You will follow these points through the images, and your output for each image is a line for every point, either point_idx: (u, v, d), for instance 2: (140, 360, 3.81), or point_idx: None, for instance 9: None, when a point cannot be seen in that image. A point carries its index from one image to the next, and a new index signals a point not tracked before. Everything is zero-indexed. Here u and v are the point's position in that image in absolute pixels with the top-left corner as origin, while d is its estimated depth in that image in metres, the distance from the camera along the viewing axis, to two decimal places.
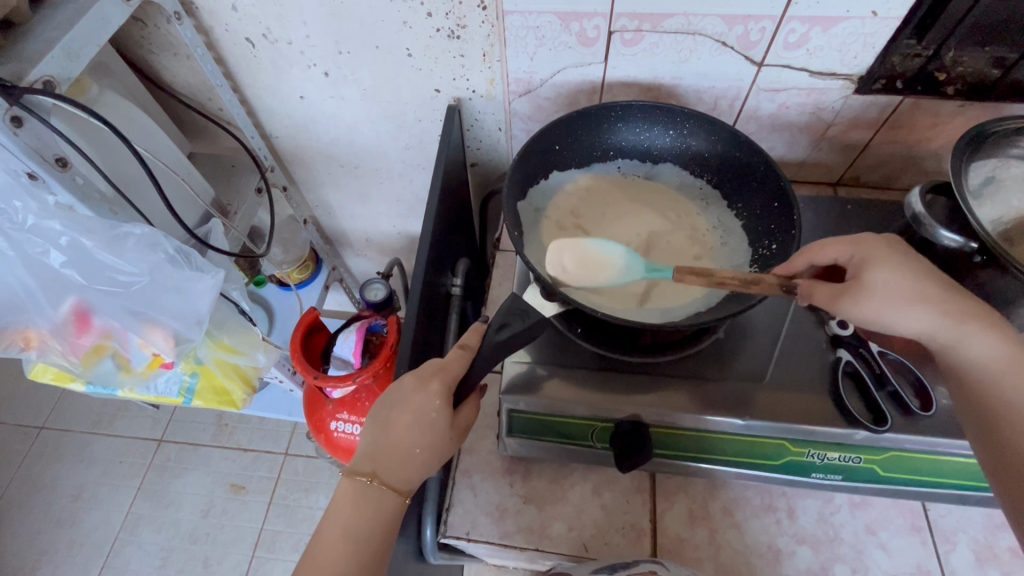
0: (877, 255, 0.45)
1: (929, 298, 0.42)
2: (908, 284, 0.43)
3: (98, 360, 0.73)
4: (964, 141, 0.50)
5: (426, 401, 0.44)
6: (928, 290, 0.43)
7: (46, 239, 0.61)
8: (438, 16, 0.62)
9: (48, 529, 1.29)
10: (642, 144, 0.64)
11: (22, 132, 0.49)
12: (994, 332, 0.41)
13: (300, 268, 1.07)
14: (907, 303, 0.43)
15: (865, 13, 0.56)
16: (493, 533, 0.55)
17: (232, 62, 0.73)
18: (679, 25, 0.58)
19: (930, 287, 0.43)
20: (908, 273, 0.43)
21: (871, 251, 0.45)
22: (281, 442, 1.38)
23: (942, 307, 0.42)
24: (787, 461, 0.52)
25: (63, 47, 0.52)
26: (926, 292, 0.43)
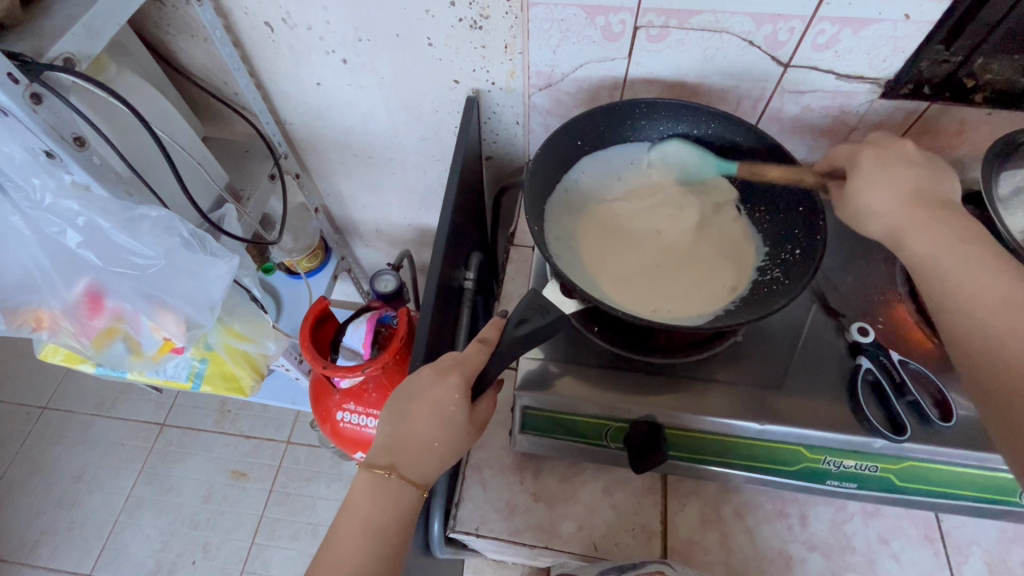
0: (863, 159, 0.50)
1: (889, 199, 0.47)
2: (874, 189, 0.48)
3: (110, 343, 0.73)
4: (992, 150, 0.50)
5: (445, 394, 0.44)
6: (892, 185, 0.48)
7: (62, 219, 0.60)
8: (462, 5, 0.62)
9: (48, 509, 1.29)
10: (666, 143, 0.63)
11: (41, 109, 0.48)
12: (939, 230, 0.44)
13: (309, 257, 1.06)
14: (871, 209, 0.48)
15: (897, 16, 0.55)
16: (503, 529, 0.54)
17: (250, 46, 0.72)
18: (706, 23, 0.58)
19: (901, 188, 0.47)
20: (882, 181, 0.48)
21: (857, 157, 0.51)
22: (283, 430, 1.38)
23: (896, 206, 0.46)
24: (803, 467, 0.51)
25: (84, 25, 0.51)
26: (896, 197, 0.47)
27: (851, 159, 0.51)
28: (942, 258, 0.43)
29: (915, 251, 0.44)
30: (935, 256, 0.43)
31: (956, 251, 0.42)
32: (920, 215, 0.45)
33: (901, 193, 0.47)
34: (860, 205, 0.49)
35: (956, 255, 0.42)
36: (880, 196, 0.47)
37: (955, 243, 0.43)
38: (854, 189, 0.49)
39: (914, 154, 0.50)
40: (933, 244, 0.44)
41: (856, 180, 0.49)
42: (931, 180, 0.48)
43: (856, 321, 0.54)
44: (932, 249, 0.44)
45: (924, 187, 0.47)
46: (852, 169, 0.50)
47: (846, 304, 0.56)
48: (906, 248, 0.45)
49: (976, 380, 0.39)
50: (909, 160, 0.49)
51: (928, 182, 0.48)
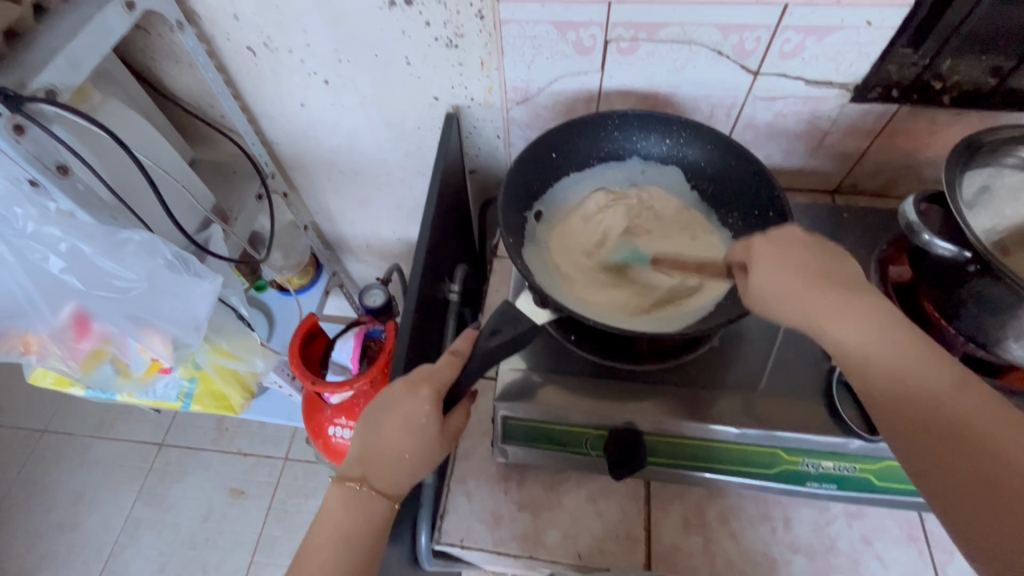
0: (754, 248, 0.45)
1: (793, 289, 0.42)
2: (777, 275, 0.43)
3: (97, 365, 0.74)
4: (959, 149, 0.50)
5: (417, 406, 0.44)
6: (785, 274, 0.43)
7: (45, 245, 0.62)
8: (436, 25, 0.63)
9: (48, 533, 1.30)
10: (639, 152, 0.64)
11: (24, 139, 0.50)
12: (857, 310, 0.39)
13: (300, 274, 1.09)
14: (766, 297, 0.43)
15: (860, 23, 0.56)
16: (487, 540, 0.55)
17: (234, 70, 0.73)
18: (674, 35, 0.59)
19: (794, 275, 0.42)
20: (781, 266, 0.43)
21: (751, 249, 0.46)
22: (281, 447, 1.38)
23: (797, 290, 0.41)
24: (783, 470, 0.52)
25: (66, 56, 0.53)
26: (792, 279, 0.42)
27: (747, 251, 0.46)
28: (885, 357, 0.37)
29: (842, 340, 0.39)
30: (864, 345, 0.38)
31: (890, 343, 0.37)
32: (833, 301, 0.40)
33: (793, 273, 0.42)
34: (765, 293, 0.43)
35: (891, 351, 0.37)
36: (785, 284, 0.42)
37: (881, 332, 0.38)
38: (759, 279, 0.44)
39: (801, 238, 0.45)
40: (853, 332, 0.39)
41: (755, 273, 0.44)
42: (834, 260, 0.43)
43: None
44: (855, 339, 0.38)
45: (826, 263, 0.43)
46: (750, 257, 0.45)
47: None
48: (822, 334, 0.40)
49: (949, 483, 0.33)
50: (797, 243, 0.44)
51: (826, 264, 0.43)
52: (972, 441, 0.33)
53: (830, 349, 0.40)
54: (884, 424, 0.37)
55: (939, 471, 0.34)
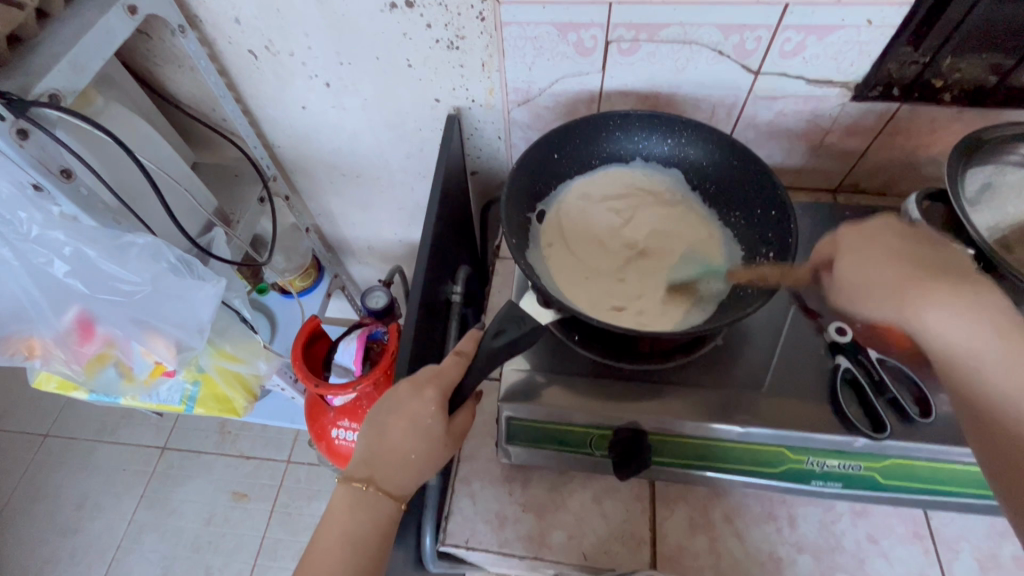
0: (844, 241, 0.50)
1: (874, 276, 0.46)
2: (863, 269, 0.47)
3: (101, 369, 0.74)
4: (959, 148, 0.50)
5: (422, 407, 0.45)
6: (887, 269, 0.46)
7: (49, 249, 0.62)
8: (438, 27, 0.63)
9: (52, 537, 1.30)
10: (640, 152, 0.65)
11: (27, 144, 0.50)
12: (963, 304, 0.41)
13: (303, 276, 1.07)
14: (857, 293, 0.47)
15: (860, 22, 0.56)
16: (492, 541, 0.55)
17: (236, 73, 0.74)
18: (675, 35, 0.59)
19: (890, 268, 0.46)
20: (872, 259, 0.47)
21: (840, 241, 0.51)
22: (283, 450, 1.38)
23: (888, 275, 0.45)
24: (787, 469, 0.52)
25: (69, 61, 0.54)
26: (890, 270, 0.46)
27: (835, 245, 0.51)
28: (982, 353, 0.39)
29: (938, 332, 0.41)
30: (965, 343, 0.40)
31: (972, 337, 0.40)
32: (941, 295, 0.42)
33: (893, 269, 0.45)
34: (845, 280, 0.48)
35: (977, 345, 0.39)
36: (871, 274, 0.46)
37: (987, 328, 0.39)
38: (845, 269, 0.48)
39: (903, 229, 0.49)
40: (952, 326, 0.41)
41: (843, 265, 0.49)
42: (930, 249, 0.47)
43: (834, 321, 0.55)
44: (947, 331, 0.41)
45: (919, 253, 0.46)
46: (835, 252, 0.50)
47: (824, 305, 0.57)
48: (924, 327, 0.42)
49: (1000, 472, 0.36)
50: (901, 235, 0.48)
51: (919, 252, 0.46)
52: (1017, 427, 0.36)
53: (923, 340, 0.42)
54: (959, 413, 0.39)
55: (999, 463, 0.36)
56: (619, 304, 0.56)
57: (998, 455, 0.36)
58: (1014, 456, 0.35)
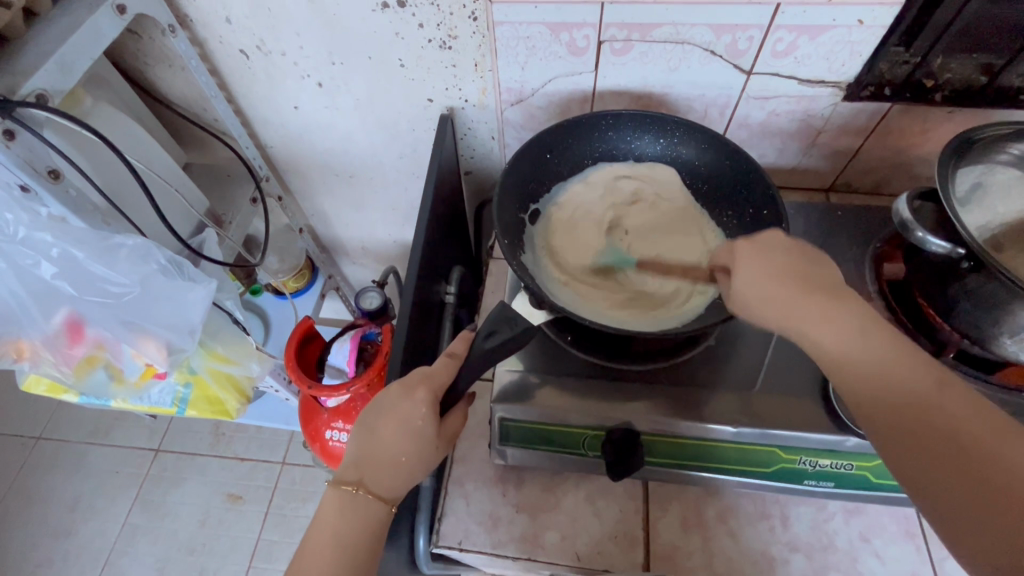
0: (738, 252, 0.45)
1: (776, 290, 0.41)
2: (759, 281, 0.42)
3: (90, 371, 0.73)
4: (949, 147, 0.50)
5: (413, 408, 0.44)
6: (779, 279, 0.42)
7: (37, 251, 0.61)
8: (430, 27, 0.63)
9: (44, 540, 1.29)
10: (634, 152, 0.64)
11: (15, 145, 0.50)
12: (837, 320, 0.39)
13: (296, 277, 1.08)
14: (751, 302, 0.42)
15: (851, 22, 0.56)
16: (486, 542, 0.54)
17: (227, 73, 0.73)
18: (668, 35, 0.59)
19: (782, 279, 0.41)
20: (762, 272, 0.42)
21: (736, 251, 0.45)
22: (278, 451, 1.38)
23: (783, 295, 0.41)
24: (780, 469, 0.52)
25: (56, 61, 0.53)
26: (777, 283, 0.41)
27: (730, 255, 0.45)
28: (889, 371, 0.36)
29: (828, 347, 0.39)
30: (854, 352, 0.38)
31: (885, 352, 0.37)
32: (809, 312, 0.39)
33: (774, 282, 0.41)
34: (742, 294, 0.43)
35: (876, 360, 0.37)
36: (761, 284, 0.42)
37: (862, 336, 0.38)
38: (742, 278, 0.43)
39: (781, 242, 0.44)
40: (846, 339, 0.38)
41: (739, 279, 0.44)
42: (815, 266, 0.42)
43: None
44: (838, 343, 0.38)
45: (808, 270, 0.42)
46: (731, 258, 0.45)
47: None
48: (807, 341, 0.40)
49: (958, 512, 0.32)
50: (778, 249, 0.44)
51: (804, 268, 0.42)
52: (966, 460, 0.33)
53: (814, 353, 0.40)
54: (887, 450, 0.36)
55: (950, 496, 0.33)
56: (629, 308, 0.55)
57: (941, 484, 0.33)
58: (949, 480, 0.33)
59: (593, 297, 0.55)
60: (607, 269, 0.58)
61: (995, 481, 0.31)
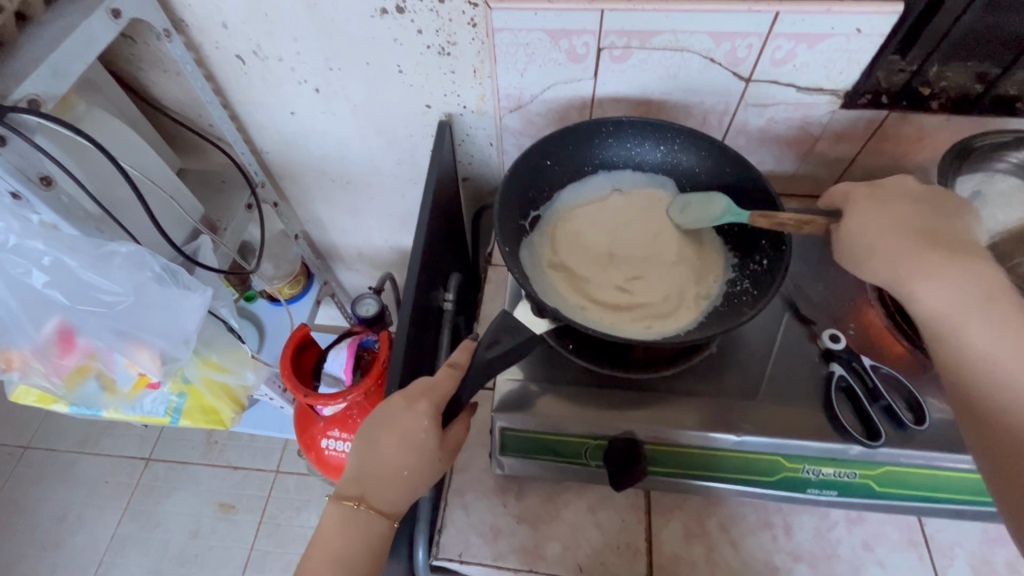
0: (855, 199, 0.49)
1: (889, 239, 0.45)
2: (874, 235, 0.46)
3: (82, 381, 0.72)
4: (951, 153, 0.50)
5: (414, 420, 0.44)
6: (890, 232, 0.46)
7: (27, 259, 0.60)
8: (429, 33, 0.63)
9: (32, 552, 1.26)
10: (634, 159, 0.64)
11: (6, 151, 0.50)
12: (966, 266, 0.42)
13: (291, 283, 1.06)
14: (857, 255, 0.47)
15: (849, 30, 0.56)
16: (487, 554, 0.53)
17: (223, 78, 0.73)
18: (667, 42, 0.59)
19: (908, 229, 0.45)
20: (876, 220, 0.47)
21: (852, 198, 0.50)
22: (272, 459, 1.36)
23: (895, 242, 0.45)
24: (783, 477, 0.51)
25: (49, 66, 0.52)
26: (893, 233, 0.46)
27: (848, 204, 0.50)
28: (972, 326, 0.40)
29: (924, 303, 0.43)
30: (968, 304, 0.41)
31: (968, 300, 0.41)
32: (929, 261, 0.43)
33: (893, 237, 0.45)
34: (854, 248, 0.48)
35: (966, 315, 0.41)
36: (878, 233, 0.46)
37: (971, 296, 0.41)
38: (849, 226, 0.48)
39: (918, 192, 0.48)
40: (942, 301, 0.42)
41: (848, 225, 0.48)
42: (938, 219, 0.46)
43: (828, 327, 0.55)
44: (942, 296, 0.42)
45: (927, 225, 0.46)
46: (846, 212, 0.49)
47: (819, 312, 0.57)
48: (912, 294, 0.44)
49: (996, 460, 0.38)
50: (915, 199, 0.48)
51: (935, 223, 0.46)
52: (990, 408, 0.38)
53: (913, 305, 0.44)
54: (958, 400, 0.40)
55: (996, 452, 0.38)
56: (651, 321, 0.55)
57: (987, 431, 0.38)
58: (998, 433, 0.38)
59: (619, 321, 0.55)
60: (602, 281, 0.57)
61: (1006, 424, 0.37)
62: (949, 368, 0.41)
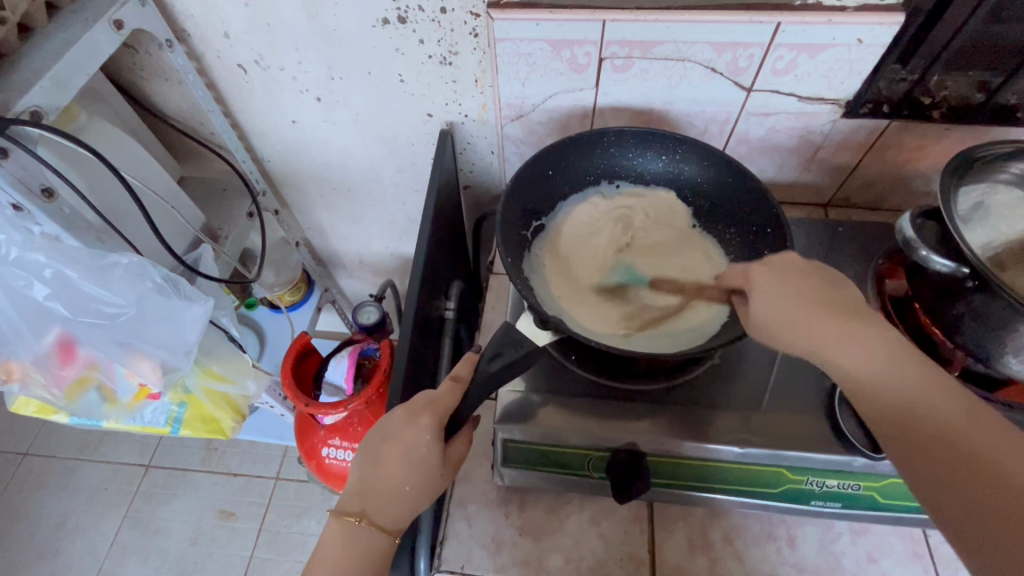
0: (755, 276, 0.46)
1: (801, 309, 0.42)
2: (781, 306, 0.43)
3: (82, 392, 0.72)
4: (950, 167, 0.51)
5: (417, 435, 0.43)
6: (795, 303, 0.43)
7: (29, 271, 0.60)
8: (430, 43, 0.63)
9: (30, 560, 1.25)
10: (635, 169, 0.64)
11: (7, 163, 0.49)
12: (861, 341, 0.40)
13: (291, 290, 1.07)
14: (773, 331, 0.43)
15: (851, 40, 0.56)
16: (489, 567, 0.53)
17: (224, 87, 0.73)
18: (668, 52, 0.59)
19: (807, 298, 0.43)
20: (782, 293, 0.44)
21: (751, 277, 0.47)
22: (272, 466, 1.36)
23: (818, 319, 0.41)
24: (787, 489, 0.51)
25: (51, 76, 0.52)
26: (800, 303, 0.42)
27: (747, 279, 0.47)
28: (895, 384, 0.38)
29: (844, 366, 0.40)
30: (875, 370, 0.39)
31: (893, 368, 0.38)
32: (830, 328, 0.41)
33: (800, 299, 0.43)
34: (766, 321, 0.44)
35: (894, 375, 0.38)
36: (785, 309, 0.43)
37: (888, 357, 0.38)
38: (755, 305, 0.45)
39: (794, 262, 0.46)
40: (868, 359, 0.39)
41: (755, 301, 0.45)
42: (834, 287, 0.44)
43: None
44: (868, 366, 0.39)
45: (831, 293, 0.43)
46: (750, 284, 0.46)
47: None
48: (840, 369, 0.40)
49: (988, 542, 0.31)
50: (790, 269, 0.45)
51: (831, 293, 0.43)
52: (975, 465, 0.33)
53: (840, 378, 0.40)
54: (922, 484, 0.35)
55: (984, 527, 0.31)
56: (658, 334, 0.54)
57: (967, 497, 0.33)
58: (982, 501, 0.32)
59: (601, 327, 0.55)
60: (611, 298, 0.57)
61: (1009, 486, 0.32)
62: (896, 431, 0.37)
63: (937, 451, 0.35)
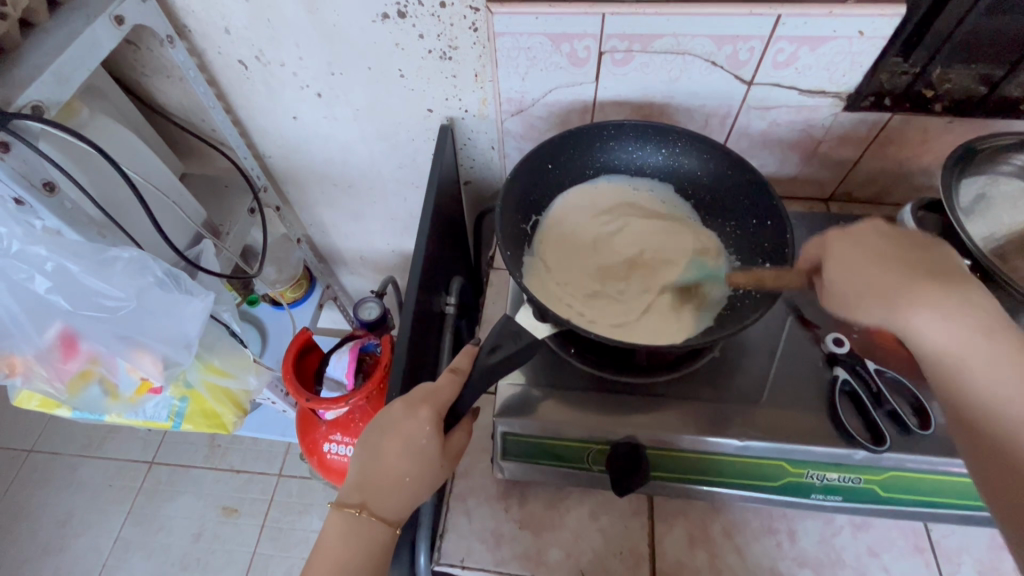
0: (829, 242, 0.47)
1: (872, 272, 0.43)
2: (857, 272, 0.44)
3: (85, 386, 0.72)
4: (953, 158, 0.49)
5: (416, 426, 0.44)
6: (873, 272, 0.43)
7: (30, 265, 0.61)
8: (430, 38, 0.63)
9: (35, 556, 1.26)
10: (634, 162, 0.64)
11: (8, 157, 0.49)
12: (955, 301, 0.39)
13: (293, 288, 1.06)
14: (842, 296, 0.44)
15: (852, 33, 0.56)
16: (489, 560, 0.53)
17: (225, 83, 0.73)
18: (669, 46, 0.59)
19: (879, 270, 0.43)
20: (862, 259, 0.44)
21: (826, 246, 0.47)
22: (275, 463, 1.36)
23: (871, 282, 0.43)
24: (787, 482, 0.51)
25: (53, 72, 0.52)
26: (880, 270, 0.43)
27: (822, 250, 0.47)
28: (970, 359, 0.37)
29: (923, 337, 0.40)
30: (951, 345, 0.38)
31: (974, 341, 0.37)
32: (926, 294, 0.40)
33: (884, 269, 0.43)
34: (837, 288, 0.45)
35: (962, 344, 0.38)
36: (857, 277, 0.44)
37: (970, 331, 0.38)
38: (833, 269, 0.45)
39: (892, 232, 0.46)
40: (943, 332, 0.39)
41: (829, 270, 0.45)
42: (925, 251, 0.44)
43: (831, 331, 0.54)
44: (942, 338, 0.39)
45: (929, 260, 0.43)
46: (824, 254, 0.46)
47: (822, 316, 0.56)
48: (910, 329, 0.40)
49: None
50: (890, 237, 0.45)
51: (920, 256, 0.43)
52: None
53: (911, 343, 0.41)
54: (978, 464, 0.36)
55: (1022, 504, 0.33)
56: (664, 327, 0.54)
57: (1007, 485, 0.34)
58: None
59: (607, 319, 0.54)
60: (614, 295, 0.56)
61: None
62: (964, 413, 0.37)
63: (993, 440, 0.35)
